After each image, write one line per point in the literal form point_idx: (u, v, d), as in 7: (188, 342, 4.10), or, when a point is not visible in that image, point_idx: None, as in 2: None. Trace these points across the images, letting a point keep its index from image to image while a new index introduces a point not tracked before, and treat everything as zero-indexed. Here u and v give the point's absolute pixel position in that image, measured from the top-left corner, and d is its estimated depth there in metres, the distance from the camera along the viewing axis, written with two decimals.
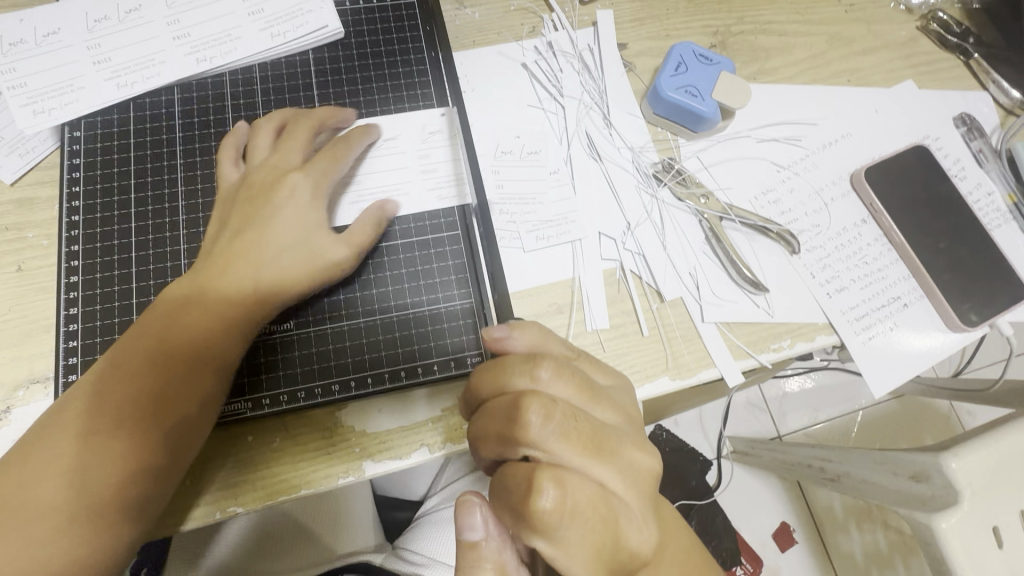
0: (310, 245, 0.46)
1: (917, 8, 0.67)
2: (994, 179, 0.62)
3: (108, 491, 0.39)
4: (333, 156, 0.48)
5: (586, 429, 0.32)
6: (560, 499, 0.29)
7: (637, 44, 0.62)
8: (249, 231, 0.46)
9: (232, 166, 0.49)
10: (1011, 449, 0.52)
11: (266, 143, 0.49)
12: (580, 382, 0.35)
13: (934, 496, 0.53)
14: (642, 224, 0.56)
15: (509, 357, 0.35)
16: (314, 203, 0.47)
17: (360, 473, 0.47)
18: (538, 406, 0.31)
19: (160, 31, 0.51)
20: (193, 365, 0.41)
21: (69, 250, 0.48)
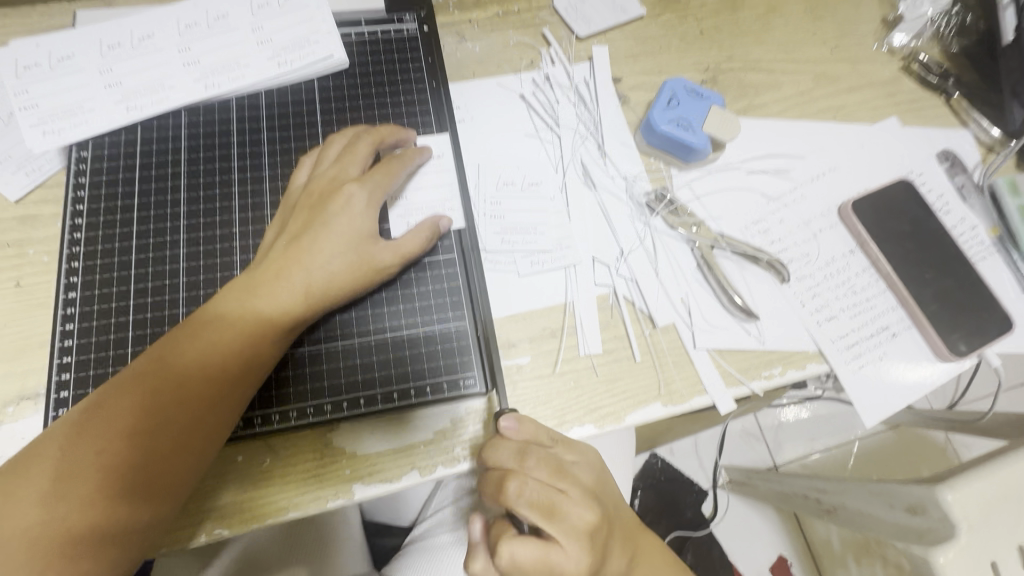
0: (360, 255, 0.46)
1: (899, 50, 0.70)
2: (977, 213, 0.64)
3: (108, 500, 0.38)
4: (388, 170, 0.49)
5: (545, 501, 0.39)
6: (511, 558, 0.38)
7: (631, 79, 0.64)
8: (305, 237, 0.46)
9: (305, 173, 0.51)
10: (1009, 480, 0.52)
11: (335, 153, 0.51)
12: (553, 468, 0.41)
13: (932, 529, 0.53)
14: (635, 250, 0.57)
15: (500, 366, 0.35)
16: (369, 211, 0.47)
17: (350, 496, 0.47)
18: (515, 483, 0.39)
19: (171, 57, 0.53)
20: (207, 385, 0.41)
21: (69, 266, 0.48)
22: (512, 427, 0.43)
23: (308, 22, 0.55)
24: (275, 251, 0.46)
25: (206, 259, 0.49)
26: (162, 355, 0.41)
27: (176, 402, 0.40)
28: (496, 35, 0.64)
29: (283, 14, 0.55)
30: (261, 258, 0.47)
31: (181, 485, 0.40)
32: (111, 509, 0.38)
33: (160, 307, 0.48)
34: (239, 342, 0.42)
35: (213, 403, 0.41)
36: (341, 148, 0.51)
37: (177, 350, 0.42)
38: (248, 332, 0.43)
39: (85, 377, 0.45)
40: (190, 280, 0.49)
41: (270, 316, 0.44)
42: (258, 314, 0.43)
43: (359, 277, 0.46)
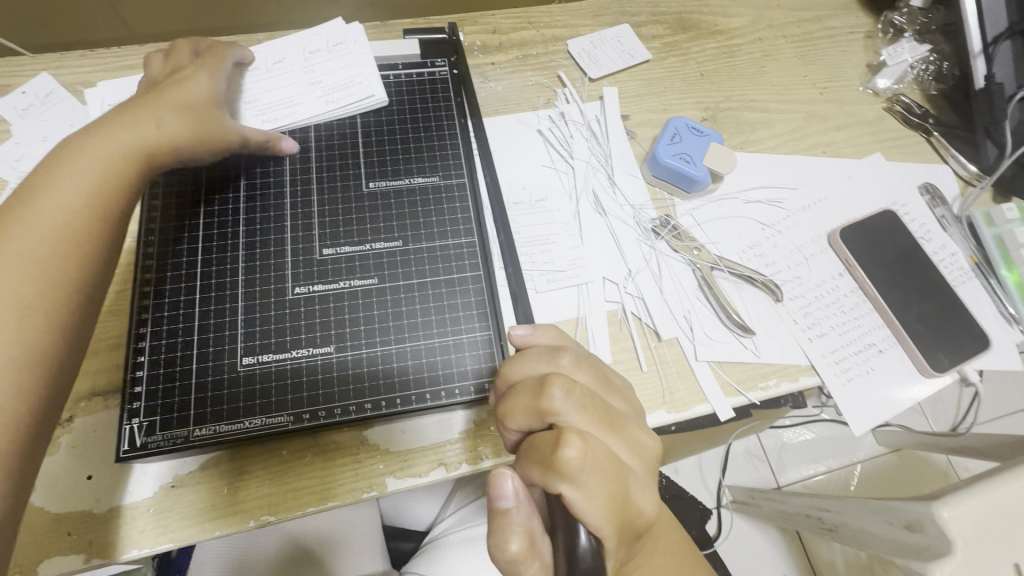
0: (196, 116, 0.52)
1: (883, 92, 0.77)
2: (957, 240, 0.69)
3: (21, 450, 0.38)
4: (204, 122, 0.52)
5: (602, 407, 0.37)
6: (582, 451, 0.33)
7: (638, 116, 0.71)
8: (206, 129, 0.52)
9: (155, 65, 0.57)
10: (1002, 501, 0.55)
11: (183, 60, 0.57)
12: (596, 372, 0.41)
13: (930, 545, 0.57)
14: (641, 271, 0.63)
15: (535, 351, 0.42)
16: (212, 85, 0.55)
17: (382, 489, 0.52)
18: (562, 384, 0.37)
19: (233, 98, 0.61)
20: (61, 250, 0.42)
21: (142, 276, 0.54)
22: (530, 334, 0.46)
23: (350, 69, 0.64)
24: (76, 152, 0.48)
25: (263, 272, 0.55)
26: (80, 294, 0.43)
27: (60, 328, 0.41)
28: (516, 77, 0.71)
29: (331, 61, 0.65)
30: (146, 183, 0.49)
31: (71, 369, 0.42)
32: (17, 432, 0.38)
33: (221, 314, 0.53)
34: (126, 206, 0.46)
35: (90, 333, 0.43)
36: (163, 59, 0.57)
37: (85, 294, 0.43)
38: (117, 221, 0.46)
39: (156, 376, 0.50)
40: (248, 290, 0.54)
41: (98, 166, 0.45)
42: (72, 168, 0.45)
43: (197, 132, 0.51)
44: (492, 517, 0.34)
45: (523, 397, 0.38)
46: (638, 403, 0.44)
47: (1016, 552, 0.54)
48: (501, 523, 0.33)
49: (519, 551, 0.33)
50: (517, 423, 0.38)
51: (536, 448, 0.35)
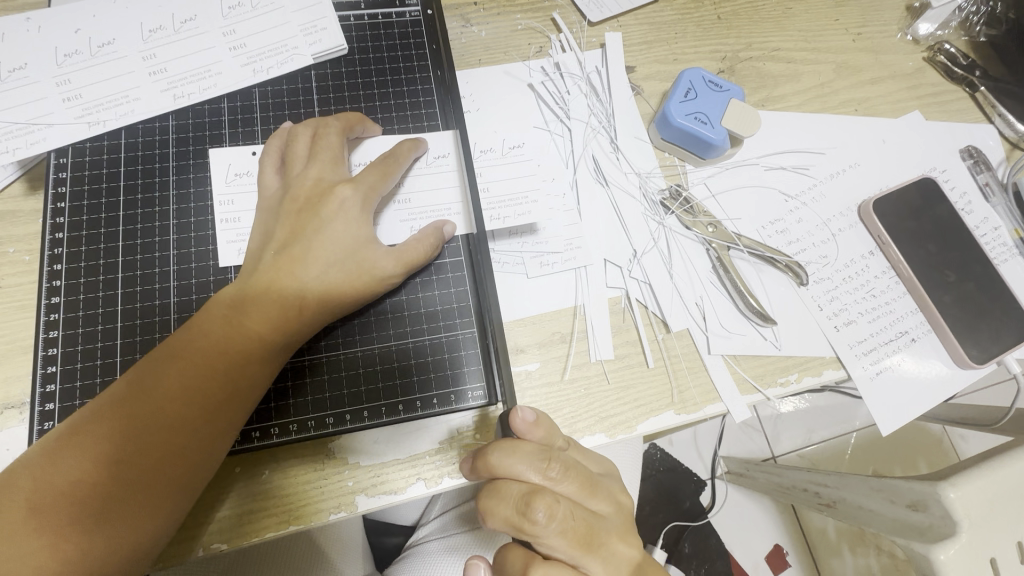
0: (357, 262, 0.43)
1: (924, 39, 0.67)
2: (1000, 213, 0.62)
3: (84, 514, 0.36)
4: (383, 171, 0.46)
5: (584, 529, 0.33)
6: None
7: (645, 68, 0.61)
8: (298, 245, 0.43)
9: (304, 145, 0.46)
10: (1007, 479, 0.51)
11: (303, 150, 0.46)
12: (588, 476, 0.35)
13: (933, 525, 0.51)
14: (648, 252, 0.55)
15: (522, 448, 0.33)
16: (365, 215, 0.44)
17: (353, 509, 0.45)
18: (545, 508, 0.31)
19: (135, 66, 0.48)
20: (187, 402, 0.39)
21: (51, 269, 0.45)
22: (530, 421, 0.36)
23: (285, 26, 0.51)
24: (263, 262, 0.43)
25: (198, 262, 0.46)
26: (145, 374, 0.39)
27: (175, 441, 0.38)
28: (503, 19, 0.60)
29: (258, 19, 0.51)
30: (248, 272, 0.44)
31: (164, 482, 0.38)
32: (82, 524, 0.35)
33: (150, 314, 0.45)
34: (210, 364, 0.40)
35: (211, 421, 0.39)
36: (311, 141, 0.47)
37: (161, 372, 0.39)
38: (232, 350, 0.40)
39: (71, 389, 0.43)
40: (181, 285, 0.46)
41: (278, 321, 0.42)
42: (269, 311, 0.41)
43: (358, 287, 0.43)
44: None
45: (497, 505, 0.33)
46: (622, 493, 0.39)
47: (1017, 529, 0.50)
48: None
49: None
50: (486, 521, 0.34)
51: None
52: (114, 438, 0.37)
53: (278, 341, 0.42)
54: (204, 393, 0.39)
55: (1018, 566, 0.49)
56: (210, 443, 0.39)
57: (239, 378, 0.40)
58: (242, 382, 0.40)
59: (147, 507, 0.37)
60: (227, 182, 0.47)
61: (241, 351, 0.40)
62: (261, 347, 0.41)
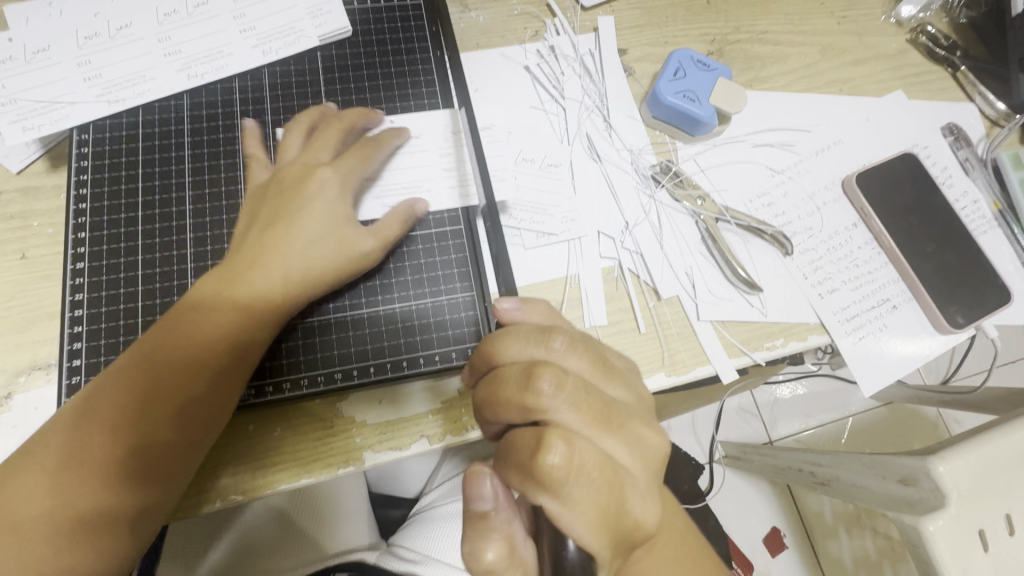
0: (338, 236, 0.46)
1: (907, 21, 0.70)
2: (980, 187, 0.64)
3: (104, 476, 0.39)
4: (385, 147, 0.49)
5: (596, 402, 0.32)
6: (567, 457, 0.29)
7: (637, 50, 0.64)
8: (280, 223, 0.46)
9: (321, 130, 0.50)
10: (995, 453, 0.52)
11: (320, 133, 0.50)
12: (594, 357, 0.36)
13: (923, 499, 0.53)
14: (640, 223, 0.57)
15: (523, 329, 0.36)
16: (364, 188, 0.48)
17: (360, 464, 0.48)
18: (550, 375, 0.32)
19: (151, 47, 0.51)
20: (189, 376, 0.41)
21: (75, 237, 0.48)
22: (520, 309, 0.40)
23: (293, 10, 0.54)
24: (267, 233, 0.46)
25: (214, 231, 0.49)
26: (154, 343, 0.42)
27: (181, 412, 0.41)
28: (500, 5, 0.63)
29: (266, 3, 0.53)
30: (240, 248, 0.46)
31: (179, 450, 0.41)
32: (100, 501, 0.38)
33: (169, 279, 0.48)
34: (219, 331, 0.43)
35: (216, 384, 0.42)
36: (327, 124, 0.50)
37: (163, 344, 0.42)
38: (232, 325, 0.43)
39: (96, 347, 0.46)
40: (198, 251, 0.49)
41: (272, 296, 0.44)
42: (260, 289, 0.44)
43: (359, 254, 0.47)
44: (468, 522, 0.32)
45: (506, 385, 0.33)
46: (647, 393, 0.38)
47: (1008, 503, 0.52)
48: (479, 527, 0.31)
49: (498, 561, 0.30)
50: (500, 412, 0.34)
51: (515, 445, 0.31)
52: (124, 406, 0.40)
53: (272, 310, 0.44)
54: (206, 359, 0.42)
55: (1007, 540, 0.51)
56: (215, 410, 0.42)
57: (237, 344, 0.43)
58: (241, 348, 0.43)
59: (163, 479, 0.40)
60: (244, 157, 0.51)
61: (240, 319, 0.43)
62: (257, 316, 0.44)
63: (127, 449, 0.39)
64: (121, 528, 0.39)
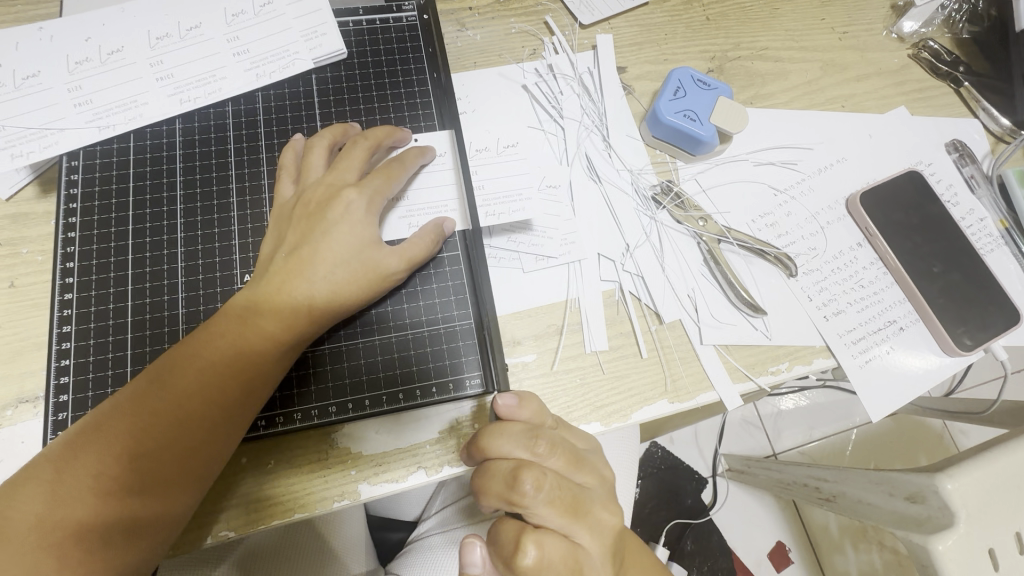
0: (363, 262, 0.45)
1: (909, 37, 0.69)
2: (986, 205, 0.63)
3: (105, 506, 0.37)
4: (388, 175, 0.47)
5: (573, 496, 0.34)
6: (539, 557, 0.31)
7: (636, 68, 0.63)
8: (306, 248, 0.44)
9: (321, 161, 0.48)
10: (1006, 471, 0.51)
11: (320, 163, 0.48)
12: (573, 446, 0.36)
13: (931, 517, 0.52)
14: (641, 245, 0.56)
15: (512, 427, 0.35)
16: (370, 218, 0.46)
17: (356, 497, 0.46)
18: (532, 477, 0.33)
19: (143, 72, 0.50)
20: (200, 402, 0.40)
21: (64, 267, 0.47)
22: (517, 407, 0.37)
23: (287, 32, 0.53)
24: (274, 265, 0.45)
25: (205, 258, 0.48)
26: (170, 363, 0.41)
27: (192, 440, 0.39)
28: (497, 23, 0.62)
29: (260, 26, 0.53)
30: (261, 272, 0.45)
31: (183, 480, 0.39)
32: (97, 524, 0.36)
33: (159, 308, 0.47)
34: (232, 355, 0.41)
35: (230, 418, 0.41)
36: (326, 153, 0.49)
37: (180, 366, 0.40)
38: (246, 349, 0.42)
39: (84, 381, 0.44)
40: (189, 280, 0.48)
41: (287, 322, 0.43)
42: (276, 315, 0.43)
43: (365, 286, 0.45)
44: None
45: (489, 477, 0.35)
46: (610, 475, 0.39)
47: (1017, 521, 0.50)
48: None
49: None
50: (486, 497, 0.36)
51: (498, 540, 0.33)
52: (134, 433, 0.38)
53: (290, 340, 0.43)
54: (222, 390, 0.41)
55: (1015, 557, 0.49)
56: (223, 440, 0.41)
57: (252, 376, 0.42)
58: (257, 379, 0.42)
59: (165, 505, 0.39)
60: (238, 184, 0.50)
61: (258, 347, 0.42)
62: (276, 344, 0.42)
63: (132, 472, 0.38)
64: (117, 553, 0.37)
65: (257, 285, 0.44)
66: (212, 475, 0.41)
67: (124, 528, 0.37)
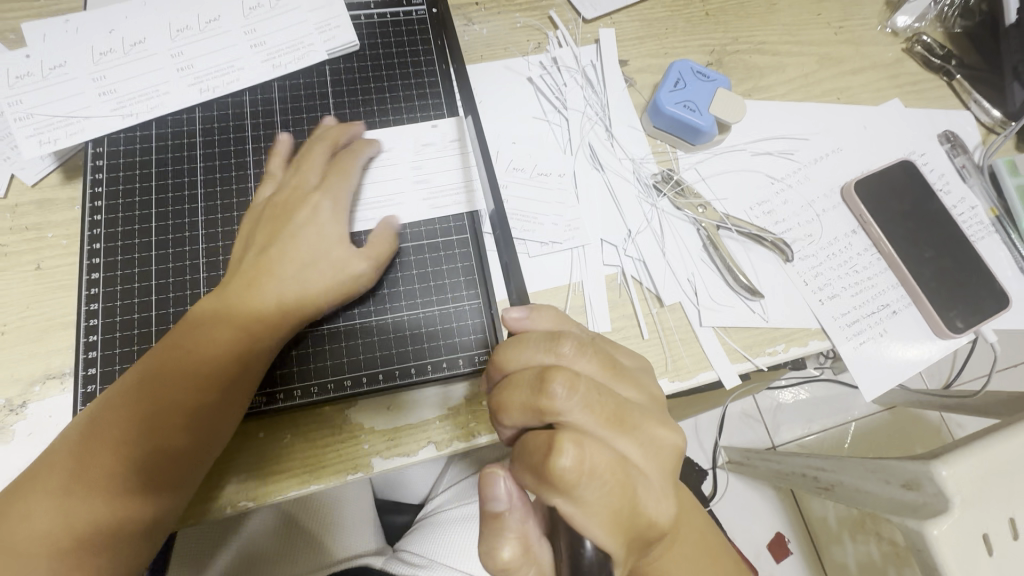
0: (332, 261, 0.47)
1: (903, 31, 0.71)
2: (977, 193, 0.65)
3: (99, 509, 0.38)
4: (345, 173, 0.50)
5: (610, 404, 0.33)
6: (579, 459, 0.30)
7: (638, 61, 0.65)
8: (294, 236, 0.47)
9: (280, 165, 0.51)
10: (999, 459, 0.53)
11: (279, 166, 0.51)
12: (604, 360, 0.37)
13: (926, 503, 0.53)
14: (642, 231, 0.58)
15: (532, 335, 0.37)
16: (336, 218, 0.49)
17: (369, 470, 0.48)
18: (562, 378, 0.33)
19: (164, 62, 0.52)
20: (179, 407, 0.41)
21: (90, 248, 0.49)
22: (528, 318, 0.41)
23: (301, 25, 0.55)
24: (245, 262, 0.47)
25: (225, 241, 0.50)
26: (144, 376, 0.42)
27: (175, 441, 0.41)
28: (503, 18, 0.64)
29: (275, 18, 0.55)
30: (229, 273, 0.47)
31: (174, 480, 0.41)
32: (93, 535, 0.38)
33: (182, 288, 0.49)
34: (210, 358, 0.43)
35: (214, 415, 0.42)
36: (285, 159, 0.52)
37: (157, 376, 0.42)
38: (224, 350, 0.43)
39: (110, 356, 0.46)
40: (210, 261, 0.49)
41: (256, 321, 0.44)
42: (247, 317, 0.44)
43: (337, 282, 0.47)
44: (484, 522, 0.34)
45: (518, 388, 0.35)
46: (658, 393, 0.39)
47: (1011, 507, 0.52)
48: (495, 526, 0.34)
49: (514, 558, 0.33)
50: (518, 420, 0.35)
51: (528, 450, 0.32)
52: (119, 442, 0.40)
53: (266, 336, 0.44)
54: (210, 378, 0.42)
55: (1012, 544, 0.51)
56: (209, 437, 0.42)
57: (255, 352, 0.44)
58: (235, 378, 0.43)
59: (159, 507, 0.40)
60: (256, 170, 0.52)
61: (234, 347, 0.43)
62: (255, 343, 0.44)
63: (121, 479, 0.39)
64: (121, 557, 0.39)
65: (224, 290, 0.46)
66: (220, 445, 0.43)
67: (124, 533, 0.39)
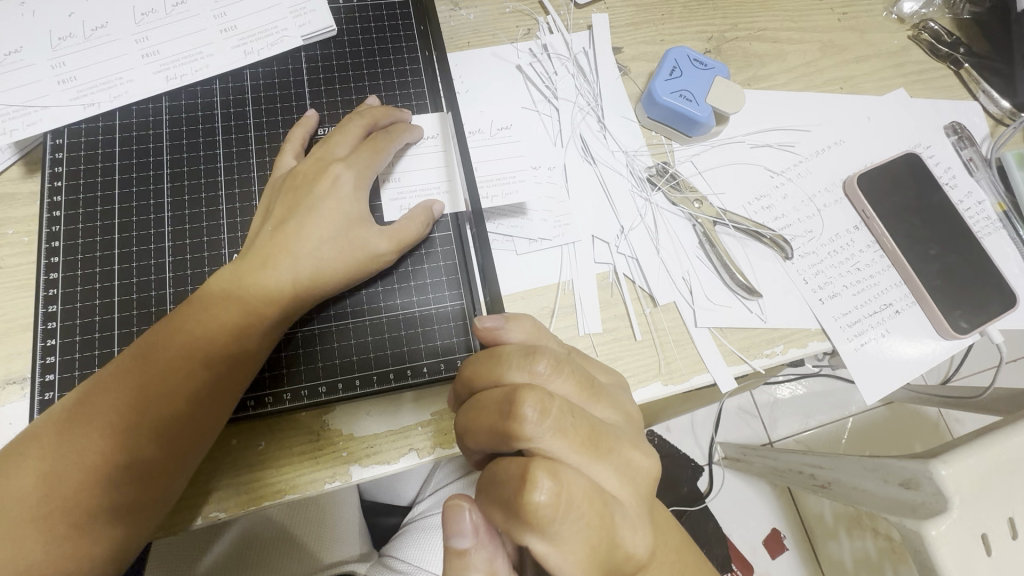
0: (351, 239, 0.44)
1: (909, 17, 0.68)
2: (984, 187, 0.63)
3: (88, 486, 0.37)
4: (375, 148, 0.47)
5: (584, 428, 0.31)
6: (553, 492, 0.28)
7: (632, 48, 0.62)
8: (291, 222, 0.44)
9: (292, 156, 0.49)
10: (1000, 457, 0.50)
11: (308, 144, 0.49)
12: (580, 379, 0.35)
13: (924, 503, 0.51)
14: (635, 227, 0.56)
15: (508, 350, 0.35)
16: (358, 194, 0.45)
17: (347, 478, 0.46)
18: (534, 401, 0.31)
19: (128, 48, 0.49)
20: (181, 384, 0.39)
21: (49, 246, 0.46)
22: (505, 329, 0.38)
23: (275, 9, 0.52)
24: (259, 239, 0.44)
25: (193, 239, 0.48)
26: (144, 349, 0.40)
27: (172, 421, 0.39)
28: (491, 2, 0.61)
29: (246, 1, 0.52)
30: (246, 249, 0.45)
31: (167, 463, 0.39)
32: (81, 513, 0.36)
33: (146, 288, 0.46)
34: (212, 335, 0.41)
35: (213, 396, 0.40)
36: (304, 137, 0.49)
37: (158, 349, 0.40)
38: (230, 326, 0.41)
39: (70, 361, 0.44)
40: (177, 260, 0.47)
41: (264, 299, 0.42)
42: (255, 294, 0.42)
43: (352, 264, 0.44)
44: (449, 555, 0.32)
45: (489, 411, 0.33)
46: (635, 411, 0.38)
47: (1011, 506, 0.50)
48: (460, 563, 0.32)
49: None
50: (488, 443, 0.33)
51: (500, 479, 0.30)
52: (115, 416, 0.38)
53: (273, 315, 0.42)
54: (212, 355, 0.40)
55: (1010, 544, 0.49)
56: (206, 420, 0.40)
57: (244, 344, 0.42)
58: (240, 358, 0.41)
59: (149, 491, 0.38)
60: (226, 163, 0.50)
61: (241, 324, 0.41)
62: (261, 322, 0.42)
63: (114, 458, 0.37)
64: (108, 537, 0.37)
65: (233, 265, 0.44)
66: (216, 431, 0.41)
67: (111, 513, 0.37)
